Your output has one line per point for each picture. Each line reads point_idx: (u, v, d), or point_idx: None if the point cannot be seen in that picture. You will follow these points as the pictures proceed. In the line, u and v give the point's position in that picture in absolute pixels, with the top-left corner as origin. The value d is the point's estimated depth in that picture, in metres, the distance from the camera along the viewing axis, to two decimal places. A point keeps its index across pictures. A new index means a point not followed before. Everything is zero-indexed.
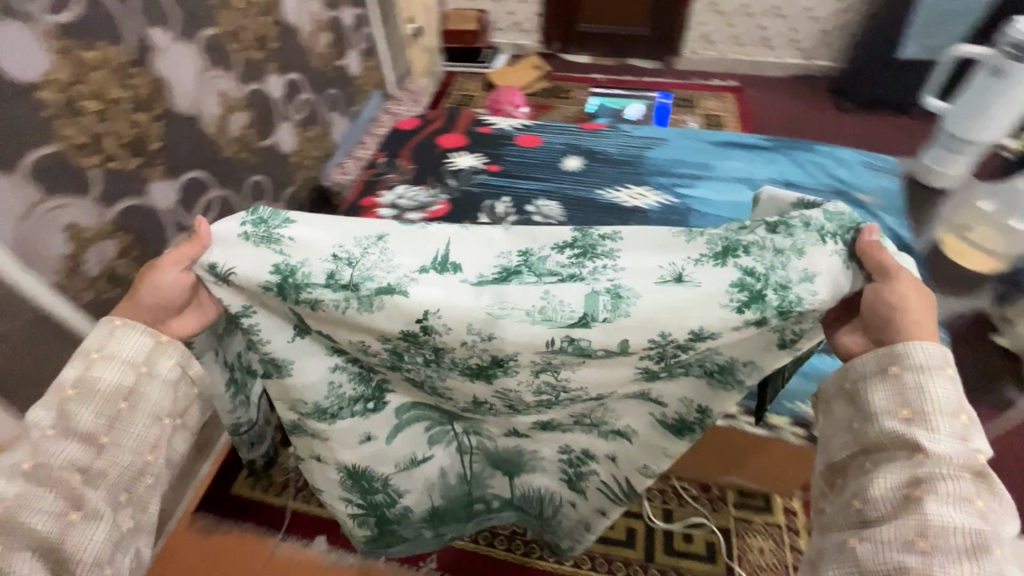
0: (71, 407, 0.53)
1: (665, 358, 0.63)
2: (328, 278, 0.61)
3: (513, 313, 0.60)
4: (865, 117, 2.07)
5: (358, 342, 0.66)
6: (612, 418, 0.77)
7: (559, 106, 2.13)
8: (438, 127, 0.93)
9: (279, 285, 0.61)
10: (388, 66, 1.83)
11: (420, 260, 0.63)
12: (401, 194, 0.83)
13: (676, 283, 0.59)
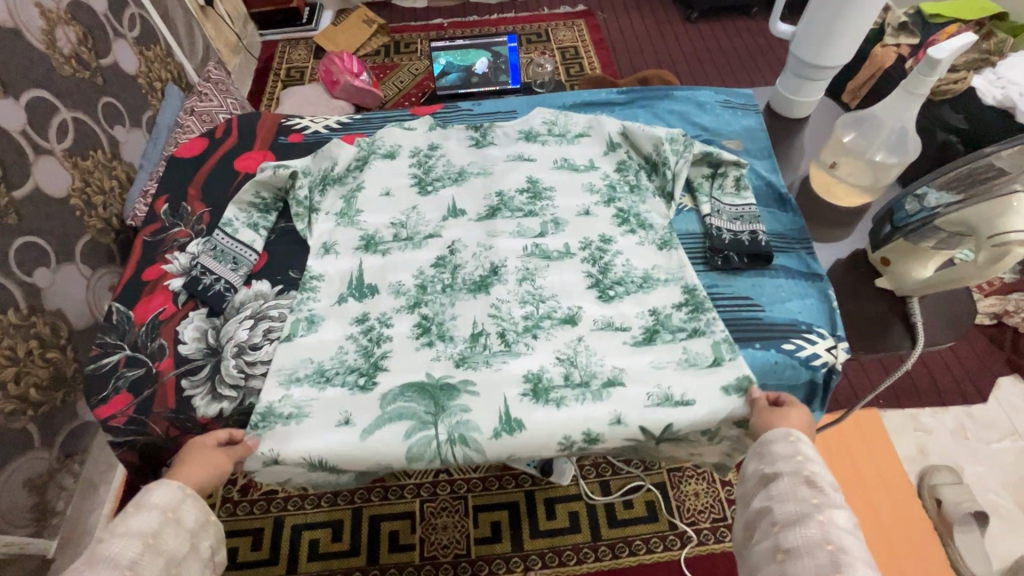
0: (77, 573, 0.44)
1: (602, 263, 0.66)
2: (395, 234, 0.70)
3: (505, 222, 0.69)
4: (711, 25, 2.05)
5: (398, 282, 0.68)
6: (597, 361, 0.61)
7: (404, 65, 1.90)
8: (231, 146, 0.81)
9: (367, 245, 0.70)
10: (181, 53, 1.51)
11: (438, 207, 0.72)
12: (230, 224, 0.72)
13: (580, 168, 0.71)
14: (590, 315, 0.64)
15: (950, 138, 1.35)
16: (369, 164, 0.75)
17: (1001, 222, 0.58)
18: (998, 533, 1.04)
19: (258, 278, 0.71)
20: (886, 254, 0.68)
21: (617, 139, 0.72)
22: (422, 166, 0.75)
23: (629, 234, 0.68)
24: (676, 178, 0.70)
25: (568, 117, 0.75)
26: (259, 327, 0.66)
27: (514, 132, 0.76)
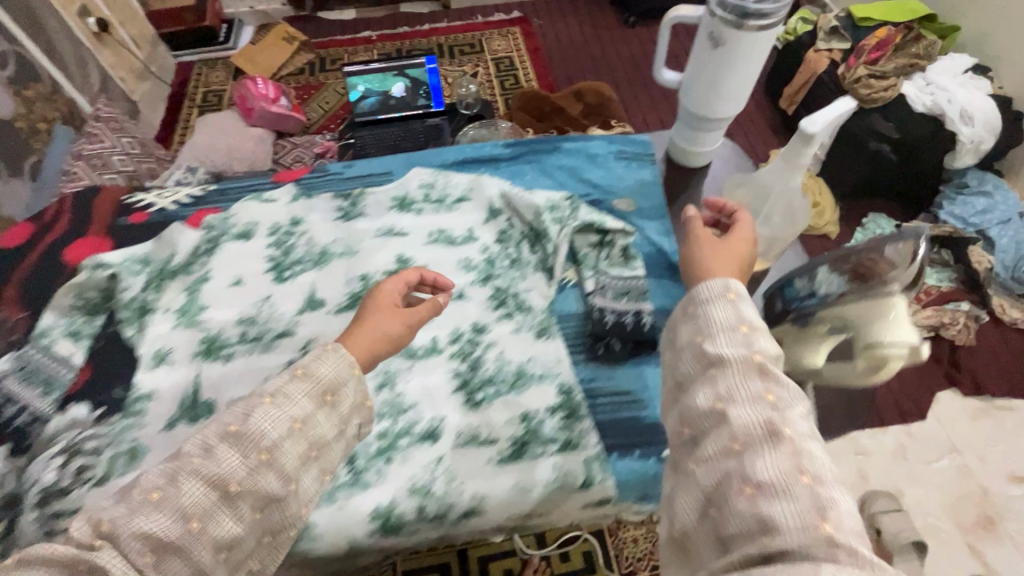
0: (219, 446, 0.43)
1: (473, 359, 0.55)
2: (241, 333, 0.55)
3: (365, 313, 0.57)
4: (649, 28, 1.99)
5: (238, 396, 0.51)
6: (457, 490, 0.50)
7: (329, 84, 1.80)
8: (64, 230, 0.63)
9: (207, 350, 0.54)
10: (71, 87, 1.38)
11: (295, 295, 0.58)
12: (48, 334, 0.54)
13: (456, 240, 0.62)
14: (452, 427, 0.53)
15: (881, 147, 1.33)
16: (217, 248, 0.60)
17: (879, 330, 0.58)
18: (938, 558, 1.02)
19: (77, 401, 0.52)
20: (781, 335, 0.66)
21: (499, 205, 0.63)
22: (280, 246, 0.61)
23: (505, 318, 0.57)
24: (558, 252, 0.59)
25: (448, 177, 0.66)
26: (77, 472, 0.48)
27: (387, 198, 0.65)
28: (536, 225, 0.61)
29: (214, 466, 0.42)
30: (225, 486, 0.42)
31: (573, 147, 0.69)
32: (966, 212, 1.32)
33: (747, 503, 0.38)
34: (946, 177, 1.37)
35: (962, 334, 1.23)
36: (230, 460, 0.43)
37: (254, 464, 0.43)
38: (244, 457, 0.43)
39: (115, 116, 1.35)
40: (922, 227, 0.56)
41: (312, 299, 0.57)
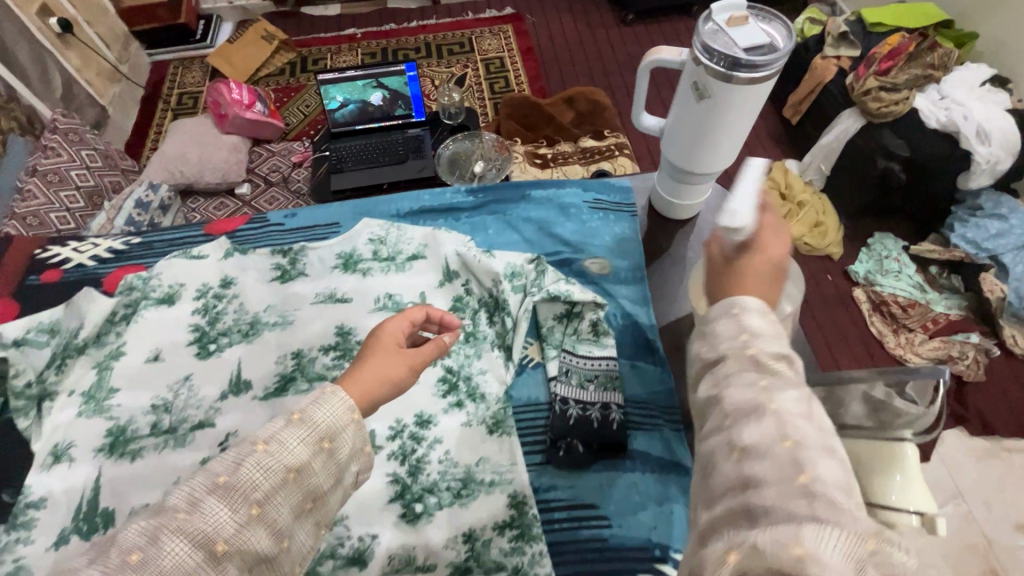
0: (207, 499, 0.35)
1: (414, 460, 0.48)
2: (153, 423, 0.48)
3: (296, 400, 0.49)
4: (648, 27, 1.89)
5: (144, 503, 0.45)
6: None
7: (310, 86, 1.71)
8: None
9: (113, 444, 0.47)
10: (30, 94, 1.30)
11: (218, 376, 0.51)
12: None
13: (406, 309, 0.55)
14: (385, 548, 0.45)
15: (890, 166, 1.24)
16: (135, 316, 0.54)
17: (881, 485, 0.42)
18: None
19: None
20: None
21: (455, 266, 0.56)
22: (208, 314, 0.54)
23: (454, 408, 0.50)
24: (516, 328, 0.51)
25: (401, 232, 0.59)
26: None
27: (331, 255, 0.57)
28: (498, 294, 0.53)
29: (197, 521, 0.34)
30: (211, 545, 0.34)
31: (540, 198, 0.61)
32: (979, 237, 1.22)
33: (734, 464, 0.31)
34: (959, 198, 1.27)
35: (971, 369, 1.16)
36: (216, 516, 0.35)
37: (242, 521, 0.36)
38: (231, 513, 0.35)
39: (76, 126, 1.28)
40: (944, 370, 0.45)
41: (237, 389, 0.50)
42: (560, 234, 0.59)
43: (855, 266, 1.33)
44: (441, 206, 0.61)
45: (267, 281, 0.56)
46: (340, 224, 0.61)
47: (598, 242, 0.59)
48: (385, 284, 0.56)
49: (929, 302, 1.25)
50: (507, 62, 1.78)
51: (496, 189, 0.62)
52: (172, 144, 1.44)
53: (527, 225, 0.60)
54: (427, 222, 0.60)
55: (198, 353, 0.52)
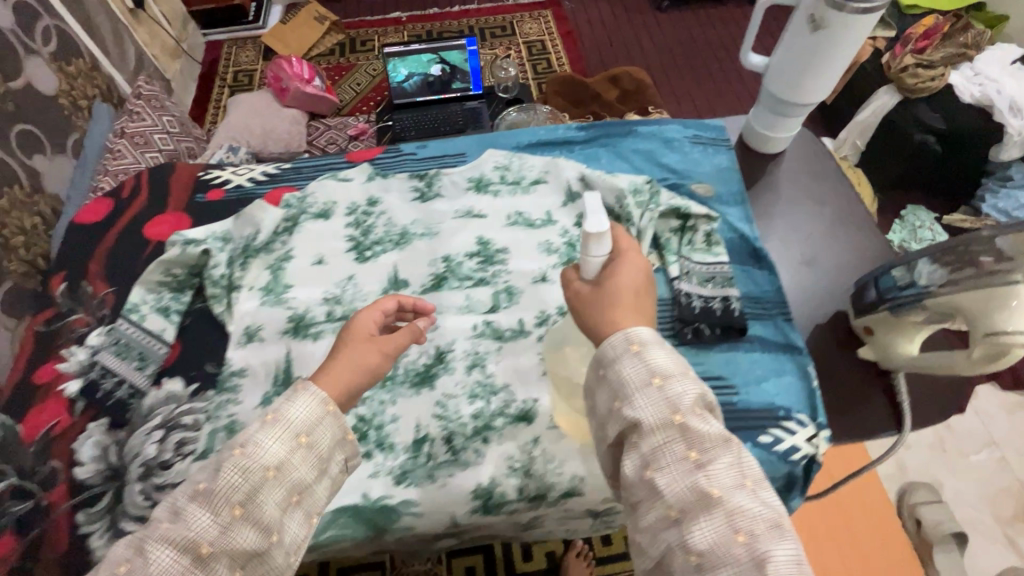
0: (188, 505, 0.37)
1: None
2: (328, 312, 0.55)
3: (451, 294, 0.56)
4: (682, 13, 1.96)
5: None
6: (555, 470, 0.47)
7: (360, 65, 1.79)
8: (141, 208, 0.62)
9: (296, 328, 0.54)
10: (108, 65, 1.37)
11: (378, 275, 0.58)
12: (137, 309, 0.54)
13: (535, 223, 0.61)
14: (546, 410, 0.49)
15: (926, 139, 1.31)
16: (296, 226, 0.60)
17: (997, 320, 0.48)
18: (978, 551, 1.03)
19: (171, 375, 0.52)
20: (870, 324, 0.57)
21: (577, 187, 0.63)
22: (359, 226, 0.61)
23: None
24: (642, 236, 0.58)
25: (524, 160, 0.66)
26: (172, 439, 0.48)
27: (462, 180, 0.65)
28: (621, 209, 0.60)
29: (182, 528, 0.36)
30: (196, 549, 0.36)
31: (645, 133, 0.68)
32: (1009, 206, 1.29)
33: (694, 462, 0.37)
34: (989, 170, 1.34)
35: None
36: (200, 521, 0.36)
37: (226, 521, 0.37)
38: (213, 516, 0.37)
39: (154, 95, 1.35)
40: None
41: (399, 285, 0.57)
42: (667, 163, 0.65)
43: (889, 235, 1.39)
44: (555, 139, 0.68)
45: (411, 201, 0.63)
46: (465, 155, 0.68)
47: (701, 170, 0.65)
48: (516, 203, 0.63)
49: None
50: (548, 45, 1.86)
51: (604, 125, 0.69)
52: (237, 116, 1.51)
53: (636, 154, 0.66)
54: (545, 152, 0.67)
55: (358, 257, 0.59)
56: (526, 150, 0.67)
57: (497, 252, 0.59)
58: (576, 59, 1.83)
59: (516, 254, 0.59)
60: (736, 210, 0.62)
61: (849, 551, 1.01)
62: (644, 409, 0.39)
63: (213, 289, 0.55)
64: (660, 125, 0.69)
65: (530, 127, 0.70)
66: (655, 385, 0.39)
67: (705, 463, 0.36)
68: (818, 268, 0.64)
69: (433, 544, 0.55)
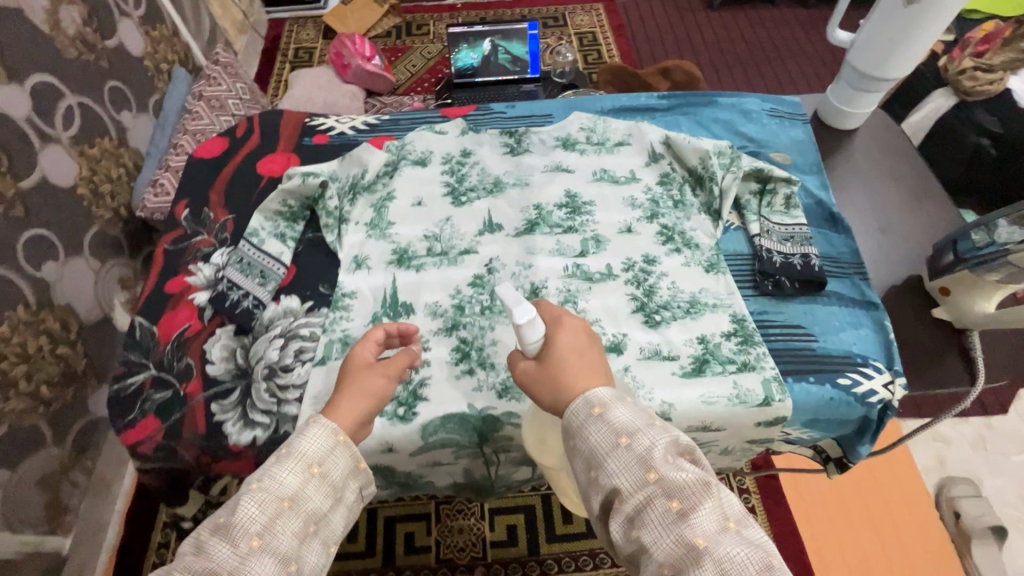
0: (210, 542, 0.39)
1: (647, 285, 0.57)
2: (428, 248, 0.60)
3: (544, 238, 0.60)
4: (733, 12, 1.98)
5: (432, 302, 0.56)
6: (645, 394, 0.50)
7: (417, 48, 1.84)
8: (255, 147, 0.68)
9: (400, 259, 0.59)
10: (187, 33, 1.44)
11: (473, 218, 0.62)
12: (257, 234, 0.59)
13: (620, 179, 0.65)
14: (635, 343, 0.53)
15: (982, 141, 1.32)
16: (397, 171, 0.65)
17: None
18: (1019, 548, 1.03)
19: (288, 293, 0.57)
20: (946, 284, 0.62)
21: (660, 149, 0.66)
22: (454, 174, 0.66)
23: (674, 253, 0.59)
24: (724, 195, 0.61)
25: (609, 123, 0.69)
26: (291, 347, 0.52)
27: (550, 138, 0.68)
28: (702, 170, 0.63)
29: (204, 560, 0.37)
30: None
31: (723, 102, 0.71)
32: None
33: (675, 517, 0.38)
34: None
35: None
36: (219, 553, 0.38)
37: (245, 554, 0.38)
38: (234, 547, 0.38)
39: (228, 64, 1.42)
40: None
41: (493, 229, 0.61)
42: (746, 132, 0.68)
43: None
44: (637, 107, 0.72)
45: (504, 155, 0.67)
46: (552, 117, 0.72)
47: (779, 140, 0.68)
48: (601, 162, 0.66)
49: None
50: (600, 37, 1.88)
51: (684, 94, 0.72)
52: (300, 90, 1.57)
53: (716, 123, 0.69)
54: (628, 117, 0.71)
55: (454, 201, 0.63)
56: (611, 114, 0.71)
57: (585, 204, 0.63)
58: (627, 52, 1.86)
59: (605, 207, 0.63)
60: (812, 179, 0.65)
61: (886, 533, 1.04)
62: (620, 474, 0.41)
63: (328, 222, 0.60)
64: (739, 97, 0.72)
65: (611, 96, 0.74)
66: (624, 446, 0.41)
67: (687, 513, 0.38)
68: (893, 234, 0.70)
69: (512, 470, 0.60)
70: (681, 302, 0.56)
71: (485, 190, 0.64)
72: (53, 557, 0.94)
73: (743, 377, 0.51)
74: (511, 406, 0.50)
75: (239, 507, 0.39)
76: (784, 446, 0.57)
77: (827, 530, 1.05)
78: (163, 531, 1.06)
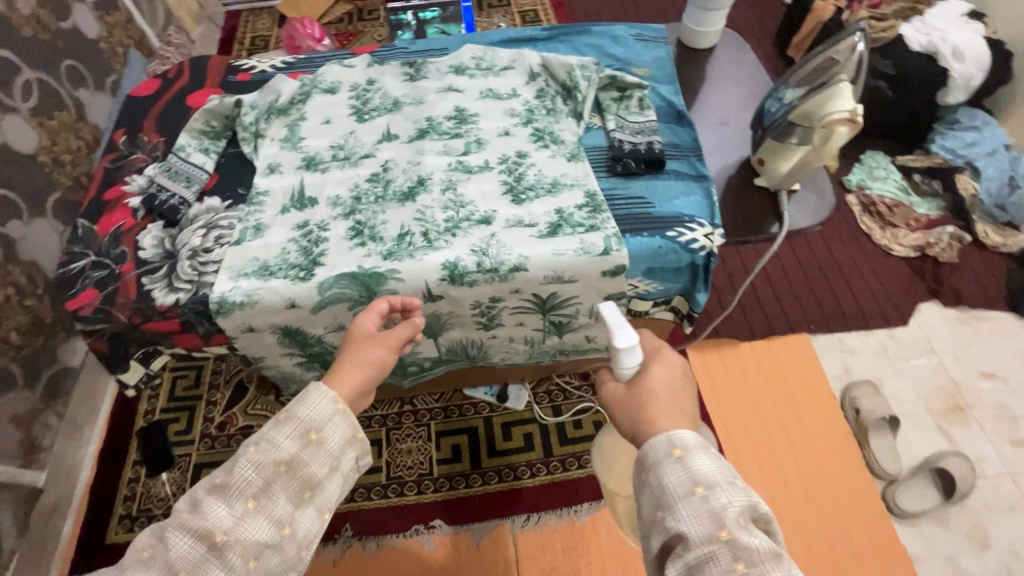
0: (206, 499, 0.46)
1: (517, 173, 0.67)
2: (333, 155, 0.70)
3: (432, 142, 0.70)
4: None
5: (334, 195, 0.66)
6: (507, 251, 0.60)
7: (367, 31, 1.94)
8: (185, 84, 0.77)
9: (308, 164, 0.68)
10: (143, 20, 1.52)
11: (374, 131, 0.72)
12: (184, 149, 0.69)
13: (503, 96, 0.75)
14: (503, 216, 0.63)
15: (880, 83, 1.44)
16: (309, 98, 0.75)
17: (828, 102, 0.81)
18: (911, 436, 1.15)
19: (211, 195, 0.67)
20: (762, 156, 0.92)
21: (538, 70, 0.76)
22: (360, 99, 0.75)
23: (542, 148, 0.69)
24: (585, 100, 0.72)
25: (496, 51, 0.79)
26: (211, 234, 0.62)
27: (444, 66, 0.78)
28: (570, 82, 0.74)
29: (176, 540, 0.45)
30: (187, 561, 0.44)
31: (595, 31, 0.82)
32: (956, 145, 1.42)
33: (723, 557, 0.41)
34: (938, 115, 1.47)
35: (946, 252, 1.35)
36: (216, 512, 0.46)
37: (241, 513, 0.46)
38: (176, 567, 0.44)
39: None
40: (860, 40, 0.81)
41: (390, 139, 0.71)
42: (613, 53, 0.79)
43: (848, 177, 1.48)
44: (521, 39, 0.82)
45: (403, 81, 0.77)
46: (448, 51, 0.83)
47: (642, 58, 0.79)
48: (487, 81, 0.77)
49: (912, 203, 1.42)
50: (542, 13, 1.99)
51: (563, 28, 0.83)
52: None
53: (588, 49, 0.80)
54: (513, 47, 0.81)
55: (357, 119, 0.73)
56: (499, 46, 0.81)
57: (471, 115, 0.73)
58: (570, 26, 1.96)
59: (488, 117, 0.73)
60: (667, 87, 0.76)
61: (795, 431, 1.15)
62: (688, 522, 0.43)
63: (248, 138, 0.70)
64: (610, 28, 0.83)
65: (502, 31, 0.85)
66: (698, 496, 0.44)
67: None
68: (729, 125, 1.02)
69: (413, 340, 0.70)
70: (544, 184, 0.66)
71: (386, 109, 0.74)
72: (28, 490, 1.02)
73: (588, 235, 0.61)
74: (394, 265, 0.60)
75: (236, 471, 0.47)
76: (642, 304, 0.68)
77: (742, 435, 1.15)
78: (133, 467, 1.15)
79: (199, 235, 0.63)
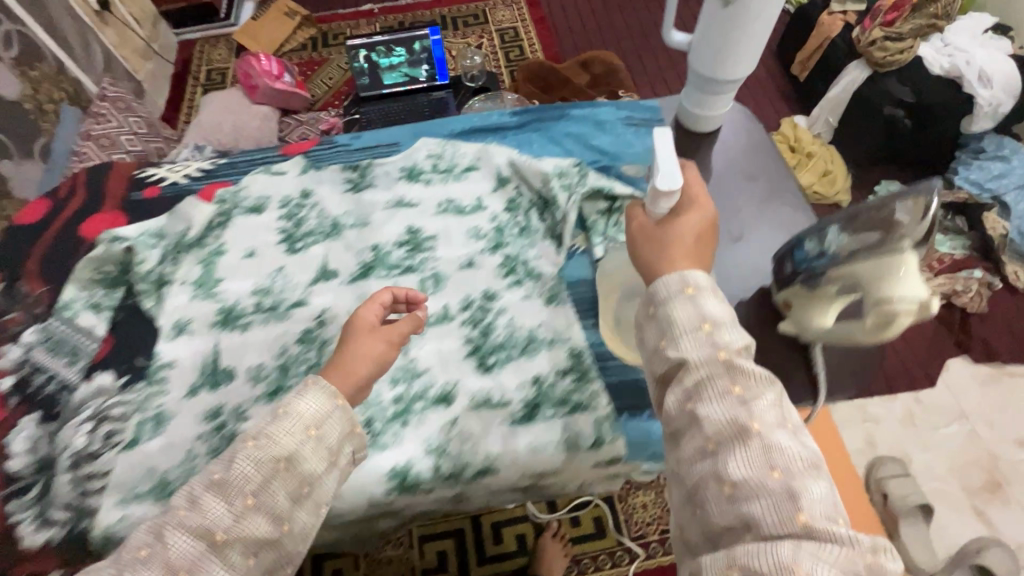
0: (204, 496, 0.43)
1: (482, 328, 0.58)
2: (257, 305, 0.60)
3: (379, 283, 0.60)
4: None
5: (256, 365, 0.56)
6: (472, 447, 0.53)
7: (332, 59, 1.78)
8: (78, 208, 0.66)
9: (225, 322, 0.59)
10: (76, 68, 1.37)
11: (307, 267, 0.62)
12: (69, 307, 0.61)
13: (465, 209, 0.64)
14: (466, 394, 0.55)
15: (896, 111, 1.30)
16: (229, 221, 0.65)
17: (888, 283, 0.53)
18: (945, 521, 1.04)
19: (102, 369, 0.58)
20: (788, 300, 0.63)
21: (507, 172, 0.66)
22: (292, 219, 0.65)
23: (514, 287, 0.60)
24: (565, 219, 0.62)
25: (455, 146, 0.69)
26: (99, 431, 0.55)
27: (394, 169, 0.68)
28: (544, 202, 0.64)
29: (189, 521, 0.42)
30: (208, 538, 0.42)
31: (576, 114, 0.72)
32: (982, 177, 1.29)
33: None
34: (961, 143, 1.34)
35: (974, 301, 1.22)
36: (215, 510, 0.43)
37: (240, 511, 0.43)
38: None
39: (123, 97, 1.36)
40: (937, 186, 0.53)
41: (327, 278, 0.61)
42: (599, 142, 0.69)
43: None
44: (482, 124, 0.72)
45: (344, 193, 0.66)
46: (399, 143, 0.71)
47: (630, 147, 0.69)
48: (451, 193, 0.66)
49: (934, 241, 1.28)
50: (522, 32, 1.83)
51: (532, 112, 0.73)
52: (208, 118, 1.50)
53: (564, 141, 0.70)
54: (477, 140, 0.70)
55: (288, 251, 0.63)
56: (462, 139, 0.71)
57: (428, 241, 0.63)
58: (554, 46, 1.80)
59: (449, 244, 0.63)
60: None
61: None
62: (690, 350, 0.42)
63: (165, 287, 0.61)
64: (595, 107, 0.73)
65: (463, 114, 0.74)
66: (705, 331, 0.43)
67: (749, 399, 0.40)
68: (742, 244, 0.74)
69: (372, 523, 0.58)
70: (516, 348, 0.57)
71: (319, 233, 0.64)
72: None
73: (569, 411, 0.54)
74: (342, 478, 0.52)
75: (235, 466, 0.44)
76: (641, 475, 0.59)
77: None
78: None
79: (94, 431, 0.55)
